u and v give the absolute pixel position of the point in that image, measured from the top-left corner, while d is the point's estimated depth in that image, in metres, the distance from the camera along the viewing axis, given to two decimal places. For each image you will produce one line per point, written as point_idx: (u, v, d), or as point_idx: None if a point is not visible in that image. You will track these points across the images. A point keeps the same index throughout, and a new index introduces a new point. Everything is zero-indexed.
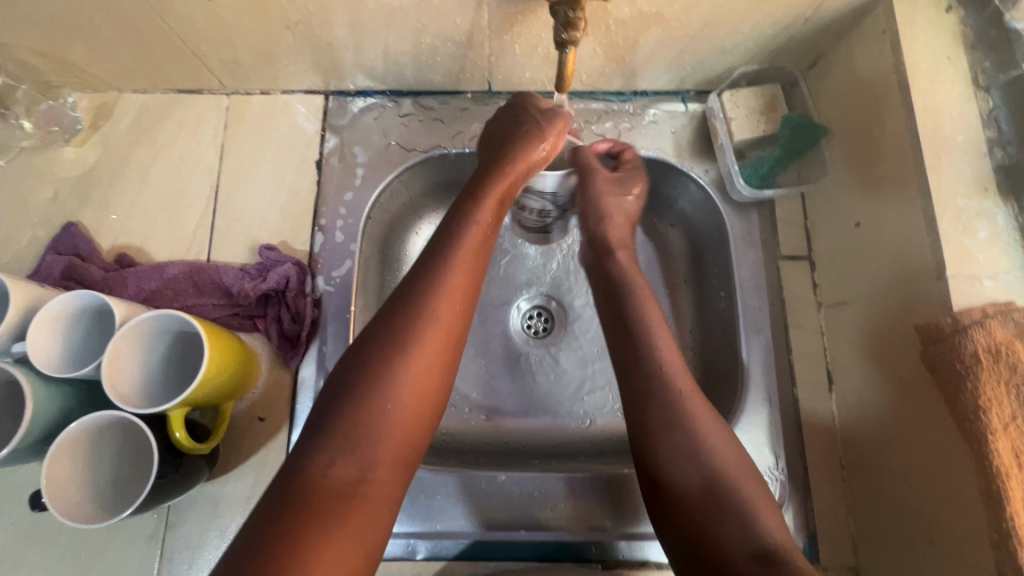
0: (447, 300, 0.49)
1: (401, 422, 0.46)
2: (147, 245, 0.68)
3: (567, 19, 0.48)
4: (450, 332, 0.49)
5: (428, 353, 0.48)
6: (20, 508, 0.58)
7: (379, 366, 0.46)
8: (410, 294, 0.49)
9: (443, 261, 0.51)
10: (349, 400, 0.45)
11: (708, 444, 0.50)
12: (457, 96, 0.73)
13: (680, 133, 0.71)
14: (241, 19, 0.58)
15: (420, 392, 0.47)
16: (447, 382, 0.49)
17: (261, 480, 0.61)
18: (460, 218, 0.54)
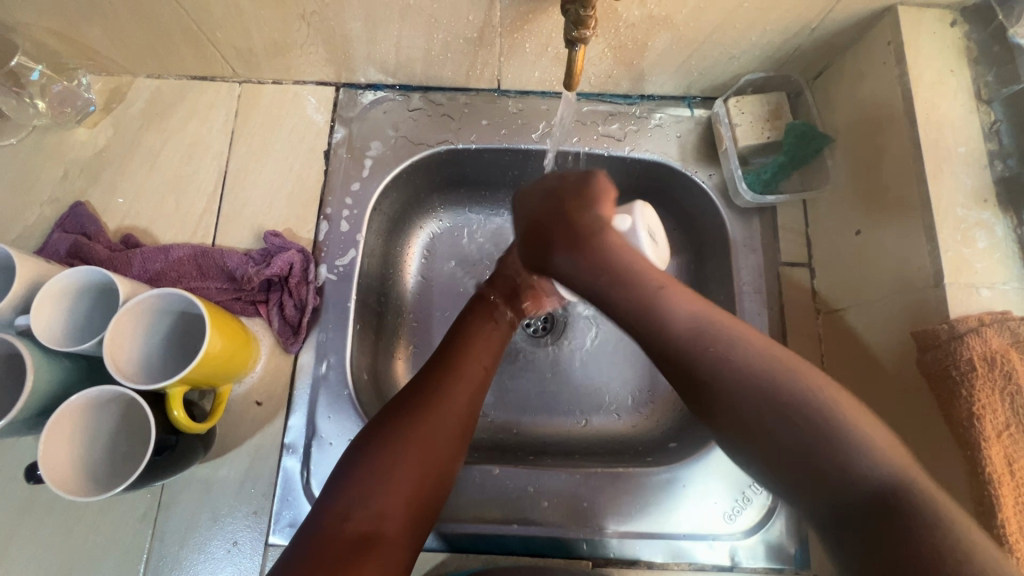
0: (461, 377, 0.55)
1: (415, 479, 0.48)
2: (152, 227, 0.68)
3: (578, 17, 0.49)
4: (467, 405, 0.53)
5: (447, 420, 0.51)
6: (13, 482, 0.58)
7: (397, 427, 0.50)
8: (428, 372, 0.55)
9: (460, 349, 0.58)
10: (369, 456, 0.48)
11: (779, 383, 0.40)
12: (466, 93, 0.74)
13: (685, 137, 0.72)
14: (257, 8, 0.59)
15: (438, 457, 0.50)
16: (462, 452, 0.52)
17: (256, 464, 0.61)
18: (475, 323, 0.62)
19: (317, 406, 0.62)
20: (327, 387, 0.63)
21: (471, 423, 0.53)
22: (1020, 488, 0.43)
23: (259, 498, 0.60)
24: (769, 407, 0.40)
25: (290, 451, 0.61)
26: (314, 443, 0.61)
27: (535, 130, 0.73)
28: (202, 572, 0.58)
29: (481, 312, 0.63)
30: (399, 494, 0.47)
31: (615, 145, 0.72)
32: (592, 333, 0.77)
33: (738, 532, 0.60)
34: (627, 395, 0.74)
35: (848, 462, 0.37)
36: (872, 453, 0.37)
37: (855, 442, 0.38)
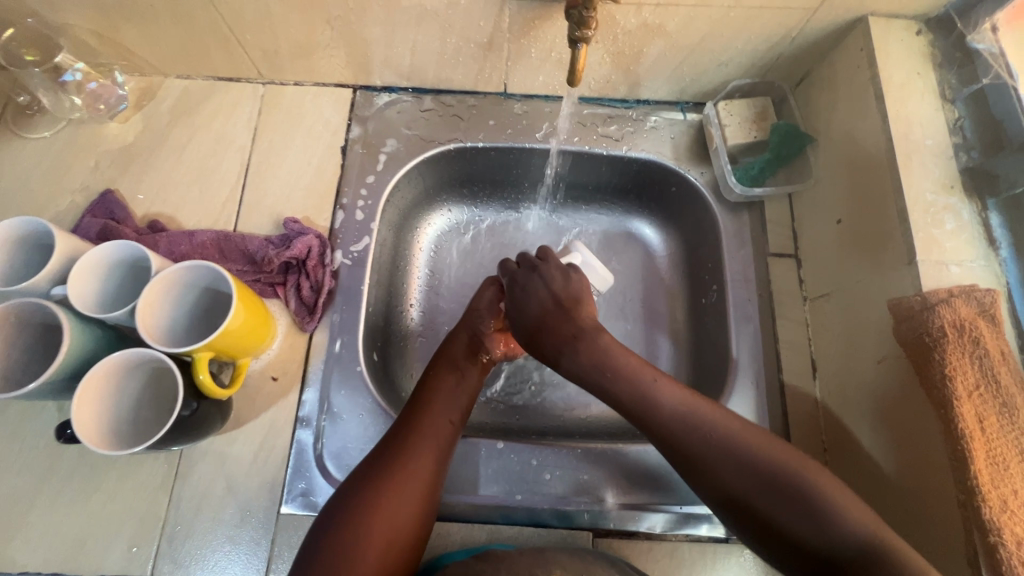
0: (424, 435, 0.56)
1: (379, 545, 0.49)
2: (178, 213, 0.72)
3: (581, 18, 0.54)
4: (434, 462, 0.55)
5: (412, 483, 0.53)
6: (41, 447, 0.61)
7: (361, 493, 0.51)
8: (393, 433, 0.56)
9: (427, 404, 0.59)
10: (334, 524, 0.50)
11: (765, 461, 0.48)
12: (475, 96, 0.79)
13: (678, 138, 0.78)
14: (286, 12, 0.65)
15: (404, 520, 0.51)
16: (430, 512, 0.53)
17: (270, 436, 0.63)
18: (448, 375, 0.62)
19: (330, 382, 0.65)
20: (340, 365, 0.66)
21: (438, 480, 0.55)
22: (990, 442, 0.47)
23: (273, 469, 0.62)
24: (757, 473, 0.47)
25: (304, 425, 0.64)
26: (328, 417, 0.64)
27: (539, 130, 0.78)
28: (214, 539, 0.60)
29: (451, 364, 0.63)
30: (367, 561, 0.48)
31: (614, 144, 0.78)
32: None
33: None
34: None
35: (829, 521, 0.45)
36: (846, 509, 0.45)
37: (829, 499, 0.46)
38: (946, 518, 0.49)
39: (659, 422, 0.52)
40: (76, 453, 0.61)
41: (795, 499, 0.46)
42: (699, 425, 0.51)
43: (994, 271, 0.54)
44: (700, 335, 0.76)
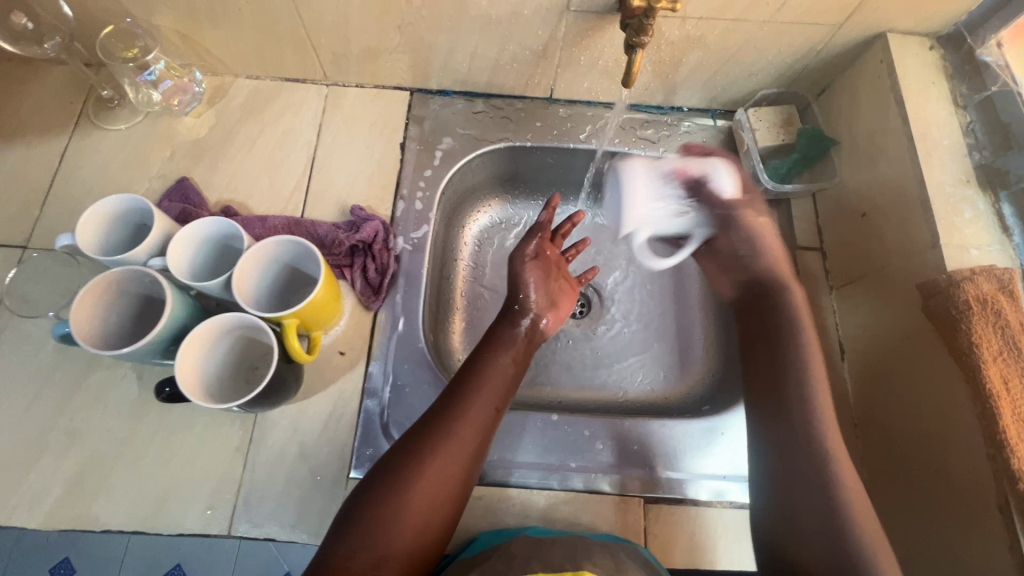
0: (469, 421, 0.57)
1: (415, 524, 0.51)
2: (248, 201, 0.77)
3: (640, 27, 0.61)
4: (470, 451, 0.56)
5: (446, 470, 0.54)
6: (123, 412, 0.65)
7: (404, 471, 0.53)
8: (439, 414, 0.57)
9: (469, 392, 0.59)
10: (375, 498, 0.52)
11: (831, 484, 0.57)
12: (522, 99, 0.86)
13: (710, 142, 0.85)
14: (363, 18, 0.71)
15: (435, 506, 0.53)
16: (463, 495, 0.55)
17: (339, 406, 0.67)
18: (492, 363, 0.62)
19: (393, 358, 0.70)
20: (403, 342, 0.70)
21: (472, 470, 0.56)
22: (1016, 401, 0.52)
23: (342, 436, 0.66)
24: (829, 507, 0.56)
25: (370, 396, 0.68)
26: (392, 389, 0.68)
27: (582, 132, 0.84)
28: (285, 501, 0.63)
29: (494, 352, 0.63)
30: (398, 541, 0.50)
31: (651, 146, 0.84)
32: (628, 316, 0.86)
33: None
34: (661, 368, 0.82)
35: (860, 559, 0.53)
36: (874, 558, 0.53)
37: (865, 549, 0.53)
38: (975, 473, 0.55)
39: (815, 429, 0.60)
40: (156, 418, 0.65)
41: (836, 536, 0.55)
42: (819, 421, 0.61)
43: (1008, 254, 0.60)
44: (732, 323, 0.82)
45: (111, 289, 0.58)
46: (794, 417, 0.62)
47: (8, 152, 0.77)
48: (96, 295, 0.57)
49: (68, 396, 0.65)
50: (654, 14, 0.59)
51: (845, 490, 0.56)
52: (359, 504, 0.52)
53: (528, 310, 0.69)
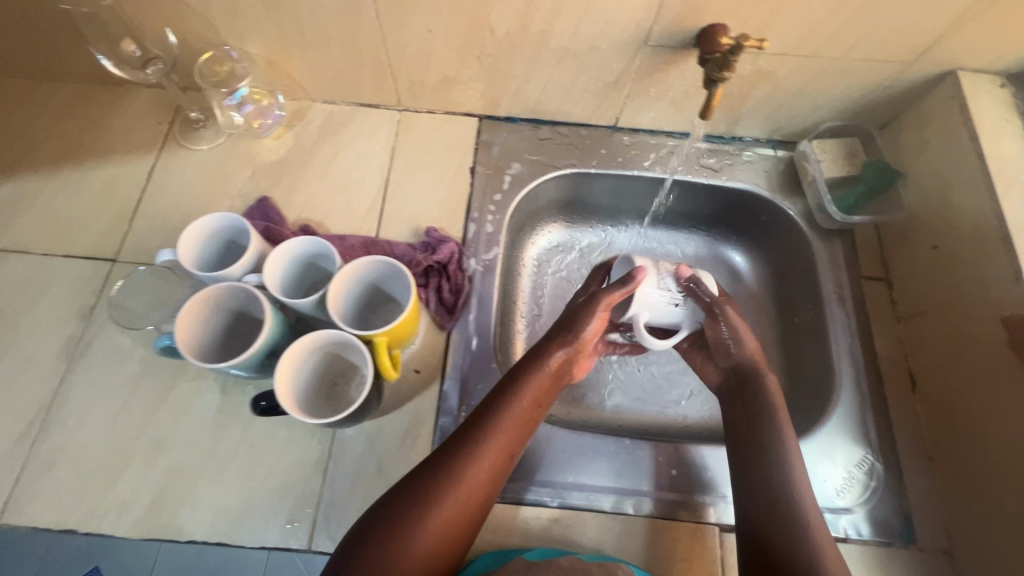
0: (480, 469, 0.56)
1: (418, 571, 0.51)
2: (325, 220, 0.80)
3: (724, 63, 0.63)
4: (474, 496, 0.55)
5: (450, 514, 0.53)
6: (207, 424, 0.66)
7: (412, 515, 0.52)
8: (452, 456, 0.56)
9: (480, 435, 0.58)
10: (380, 540, 0.51)
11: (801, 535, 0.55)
12: (587, 127, 0.88)
13: (772, 172, 0.86)
14: (447, 49, 0.74)
15: (438, 550, 0.52)
16: (467, 541, 0.55)
17: (415, 423, 0.68)
18: (509, 406, 0.60)
19: (467, 375, 0.71)
20: (476, 360, 0.72)
21: (476, 515, 0.56)
22: None
23: (417, 453, 0.66)
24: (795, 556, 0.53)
25: (445, 413, 0.68)
26: (466, 406, 0.69)
27: (646, 160, 0.86)
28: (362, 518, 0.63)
29: (510, 396, 0.61)
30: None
31: (715, 175, 0.86)
32: None
33: (848, 507, 0.66)
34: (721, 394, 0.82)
35: None
36: None
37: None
38: None
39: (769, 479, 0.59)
40: (238, 431, 0.66)
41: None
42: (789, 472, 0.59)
43: None
44: (796, 351, 0.82)
45: (213, 304, 0.60)
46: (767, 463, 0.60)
47: (100, 170, 0.81)
48: (201, 306, 0.60)
49: (156, 407, 0.67)
50: (740, 51, 0.62)
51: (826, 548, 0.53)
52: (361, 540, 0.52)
53: (563, 342, 0.66)
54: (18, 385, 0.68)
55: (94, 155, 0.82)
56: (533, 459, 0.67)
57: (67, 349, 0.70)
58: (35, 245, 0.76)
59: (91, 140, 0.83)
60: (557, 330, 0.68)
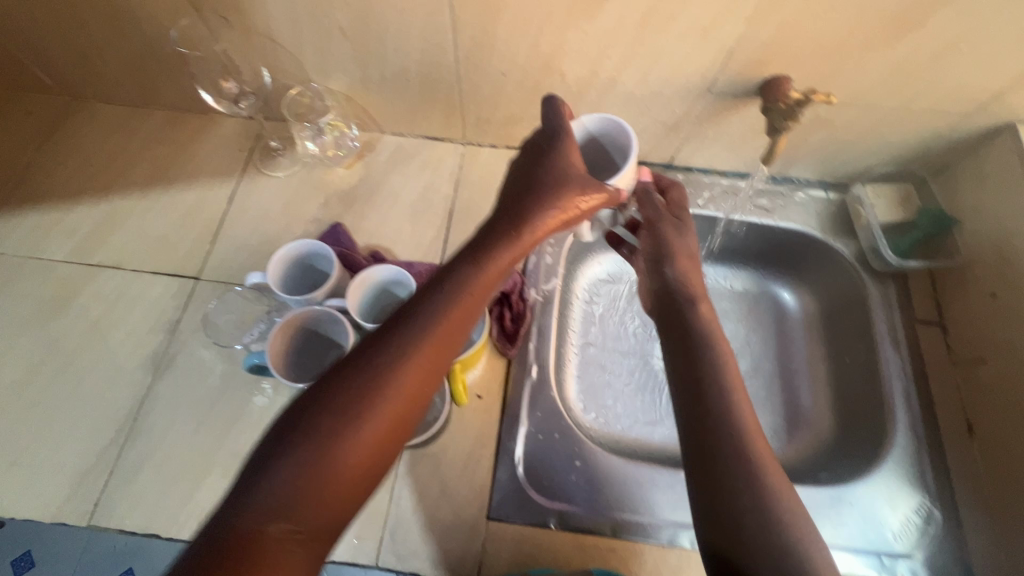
0: (426, 350, 0.46)
1: (354, 471, 0.42)
2: (393, 247, 0.84)
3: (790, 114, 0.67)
4: (411, 393, 0.45)
5: (383, 420, 0.43)
6: None
7: (341, 406, 0.42)
8: (395, 338, 0.46)
9: (421, 324, 0.47)
10: (296, 437, 0.41)
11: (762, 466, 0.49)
12: (643, 165, 0.92)
13: (823, 214, 0.88)
14: (517, 91, 0.79)
15: (370, 459, 0.43)
16: (408, 436, 0.46)
17: (477, 448, 0.71)
18: (455, 290, 0.50)
19: (527, 402, 0.73)
20: (537, 388, 0.74)
21: (415, 416, 0.46)
22: None
23: (480, 478, 0.69)
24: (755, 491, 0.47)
25: (506, 437, 0.71)
26: (526, 433, 0.71)
27: (700, 198, 0.89)
28: (427, 537, 0.66)
29: (458, 275, 0.51)
30: (322, 510, 0.40)
31: (768, 215, 0.88)
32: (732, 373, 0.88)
33: (906, 554, 0.67)
34: (767, 430, 0.85)
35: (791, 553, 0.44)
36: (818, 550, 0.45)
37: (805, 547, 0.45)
38: None
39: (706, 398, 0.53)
40: None
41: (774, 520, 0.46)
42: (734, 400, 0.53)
43: None
44: (847, 392, 0.83)
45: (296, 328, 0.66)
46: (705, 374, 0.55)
47: (186, 192, 0.87)
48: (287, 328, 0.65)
49: (234, 420, 0.71)
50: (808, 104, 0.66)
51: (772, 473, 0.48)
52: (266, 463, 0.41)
53: (544, 211, 0.55)
54: (108, 393, 0.72)
55: (180, 178, 0.88)
56: (591, 489, 0.69)
57: (153, 362, 0.74)
58: (126, 261, 0.81)
59: (178, 164, 0.89)
60: (501, 216, 0.56)
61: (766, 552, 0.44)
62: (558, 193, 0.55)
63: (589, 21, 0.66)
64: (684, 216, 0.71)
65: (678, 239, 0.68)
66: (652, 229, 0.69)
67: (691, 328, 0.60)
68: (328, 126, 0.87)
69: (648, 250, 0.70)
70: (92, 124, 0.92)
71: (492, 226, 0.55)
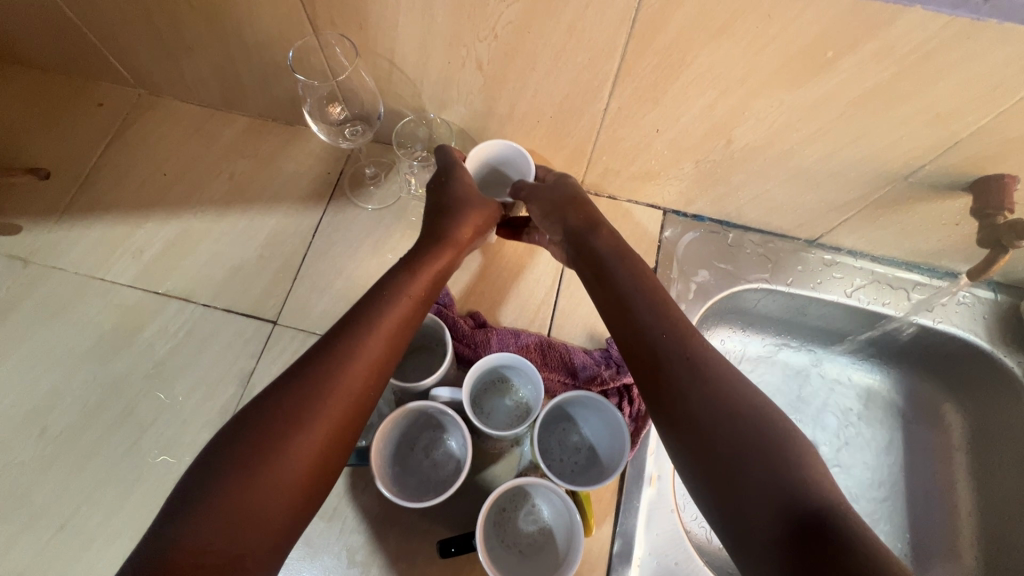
0: (352, 359, 0.49)
1: (293, 484, 0.44)
2: (495, 308, 0.74)
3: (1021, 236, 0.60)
4: (346, 411, 0.48)
5: (319, 438, 0.46)
6: (368, 530, 0.62)
7: (281, 427, 0.45)
8: (318, 360, 0.49)
9: (351, 344, 0.50)
10: (232, 463, 0.43)
11: (732, 394, 0.44)
12: (781, 238, 0.80)
13: (990, 320, 0.76)
14: (667, 149, 0.67)
15: (313, 470, 0.45)
16: (347, 448, 0.49)
17: (585, 568, 0.61)
18: (374, 313, 0.53)
19: (644, 518, 0.63)
20: (656, 502, 0.64)
21: (349, 437, 0.49)
22: None
23: None
24: (738, 424, 0.43)
25: (620, 561, 0.61)
26: (643, 556, 0.62)
27: (848, 285, 0.77)
28: None
29: (397, 290, 0.56)
30: (256, 533, 0.42)
31: (927, 314, 0.76)
32: (849, 481, 0.79)
33: None
34: (893, 542, 0.75)
35: (787, 473, 0.39)
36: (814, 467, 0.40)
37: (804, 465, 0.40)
38: None
39: (656, 341, 0.50)
40: (396, 545, 0.62)
41: (760, 444, 0.41)
42: (686, 334, 0.50)
43: None
44: (995, 517, 0.72)
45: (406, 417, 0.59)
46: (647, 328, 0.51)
47: (266, 217, 0.77)
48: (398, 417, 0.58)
49: None
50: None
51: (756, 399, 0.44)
52: (197, 490, 0.42)
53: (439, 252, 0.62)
54: (171, 453, 0.63)
55: (260, 199, 0.78)
56: None
57: (221, 419, 0.65)
58: (198, 292, 0.72)
59: (260, 182, 0.79)
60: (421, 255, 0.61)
61: (759, 477, 0.40)
62: (464, 211, 0.64)
63: (792, 90, 0.54)
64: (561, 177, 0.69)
65: (552, 192, 0.66)
66: (533, 201, 0.67)
67: (619, 271, 0.57)
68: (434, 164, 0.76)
69: (538, 215, 0.67)
70: (166, 125, 0.82)
71: (420, 249, 0.63)
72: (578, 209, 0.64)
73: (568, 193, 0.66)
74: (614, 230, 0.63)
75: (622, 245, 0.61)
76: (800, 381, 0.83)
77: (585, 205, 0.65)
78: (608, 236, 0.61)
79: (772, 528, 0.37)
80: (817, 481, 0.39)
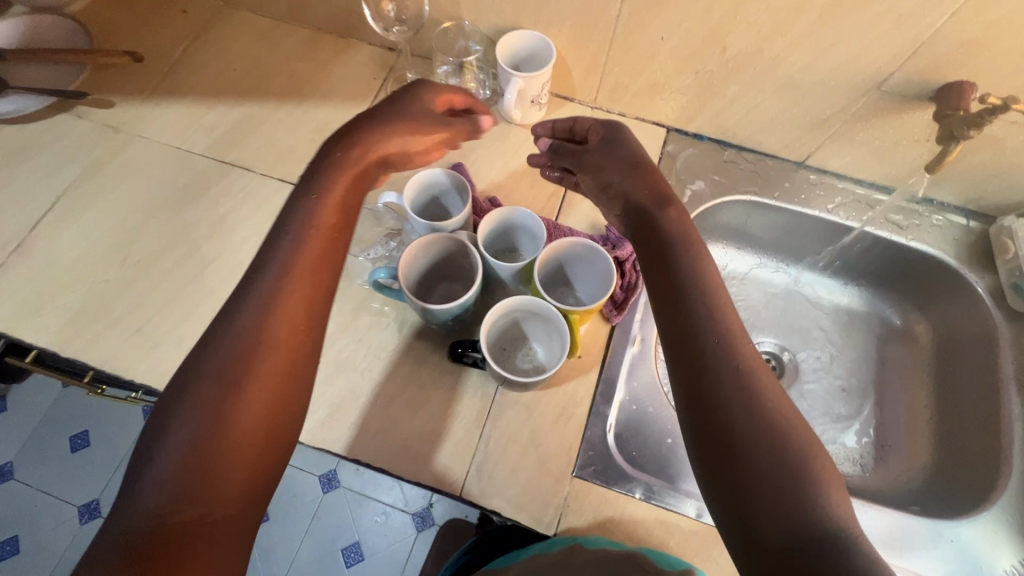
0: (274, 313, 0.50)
1: (245, 443, 0.45)
2: (509, 197, 0.84)
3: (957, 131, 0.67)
4: (282, 363, 0.49)
5: (258, 395, 0.47)
6: (384, 359, 0.73)
7: (215, 390, 0.46)
8: (236, 318, 0.49)
9: (269, 295, 0.50)
10: (173, 427, 0.44)
11: (769, 410, 0.44)
12: (772, 159, 0.88)
13: (960, 241, 0.83)
14: (670, 58, 0.77)
15: (259, 421, 0.46)
16: (293, 402, 0.49)
17: (571, 404, 0.70)
18: (285, 254, 0.52)
19: (628, 370, 0.74)
20: (640, 359, 0.75)
21: (290, 387, 0.49)
22: None
23: (570, 435, 0.68)
24: (771, 444, 0.42)
25: (602, 400, 0.70)
26: (626, 399, 0.74)
27: (831, 202, 0.85)
28: (511, 478, 0.66)
29: (303, 220, 0.55)
30: (222, 489, 0.44)
31: (902, 235, 0.84)
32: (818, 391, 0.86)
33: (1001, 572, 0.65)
34: (854, 452, 0.82)
35: (810, 505, 0.40)
36: (835, 499, 0.40)
37: (822, 495, 0.40)
38: None
39: (699, 338, 0.48)
40: (409, 371, 0.72)
41: (788, 466, 0.41)
42: (732, 339, 0.48)
43: None
44: (950, 434, 0.78)
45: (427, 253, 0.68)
46: (698, 325, 0.49)
47: (317, 111, 0.89)
48: (419, 250, 0.67)
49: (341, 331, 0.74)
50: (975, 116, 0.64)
51: (791, 422, 0.43)
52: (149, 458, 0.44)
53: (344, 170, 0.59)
54: (226, 284, 0.75)
55: (313, 96, 0.90)
56: (679, 465, 0.70)
57: None
58: (256, 164, 0.84)
59: (314, 82, 0.91)
60: (322, 172, 0.58)
61: (771, 503, 0.40)
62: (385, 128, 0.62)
63: None
64: (618, 135, 0.65)
65: (610, 158, 0.63)
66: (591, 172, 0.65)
67: (676, 258, 0.54)
68: (467, 67, 0.86)
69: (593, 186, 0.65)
70: (238, 31, 0.95)
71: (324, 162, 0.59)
72: (640, 181, 0.60)
73: (635, 164, 0.61)
74: (683, 210, 0.58)
75: (681, 223, 0.57)
76: (781, 298, 0.93)
77: (648, 176, 0.60)
78: (673, 211, 0.57)
79: (779, 536, 0.39)
80: (828, 508, 0.39)
